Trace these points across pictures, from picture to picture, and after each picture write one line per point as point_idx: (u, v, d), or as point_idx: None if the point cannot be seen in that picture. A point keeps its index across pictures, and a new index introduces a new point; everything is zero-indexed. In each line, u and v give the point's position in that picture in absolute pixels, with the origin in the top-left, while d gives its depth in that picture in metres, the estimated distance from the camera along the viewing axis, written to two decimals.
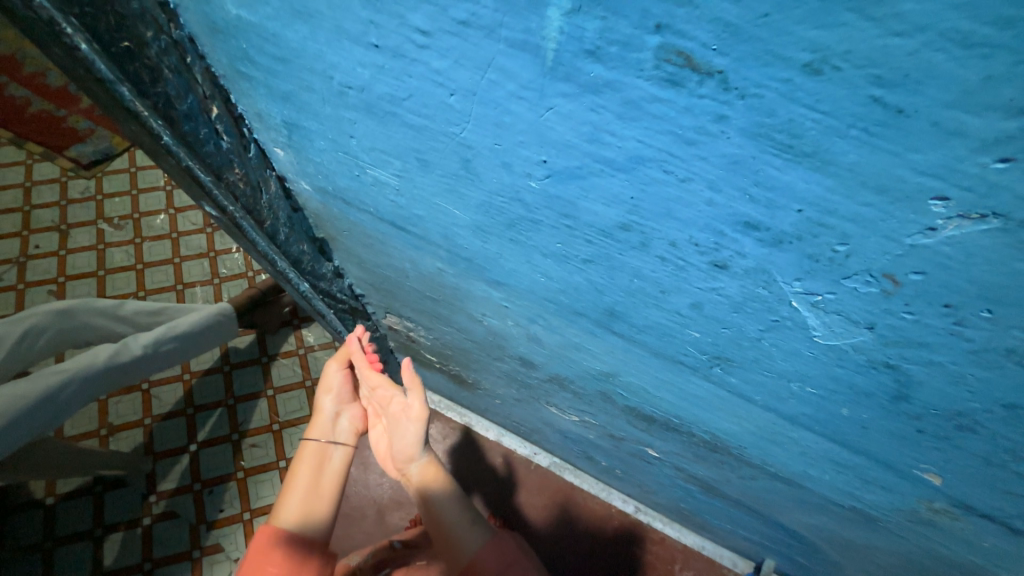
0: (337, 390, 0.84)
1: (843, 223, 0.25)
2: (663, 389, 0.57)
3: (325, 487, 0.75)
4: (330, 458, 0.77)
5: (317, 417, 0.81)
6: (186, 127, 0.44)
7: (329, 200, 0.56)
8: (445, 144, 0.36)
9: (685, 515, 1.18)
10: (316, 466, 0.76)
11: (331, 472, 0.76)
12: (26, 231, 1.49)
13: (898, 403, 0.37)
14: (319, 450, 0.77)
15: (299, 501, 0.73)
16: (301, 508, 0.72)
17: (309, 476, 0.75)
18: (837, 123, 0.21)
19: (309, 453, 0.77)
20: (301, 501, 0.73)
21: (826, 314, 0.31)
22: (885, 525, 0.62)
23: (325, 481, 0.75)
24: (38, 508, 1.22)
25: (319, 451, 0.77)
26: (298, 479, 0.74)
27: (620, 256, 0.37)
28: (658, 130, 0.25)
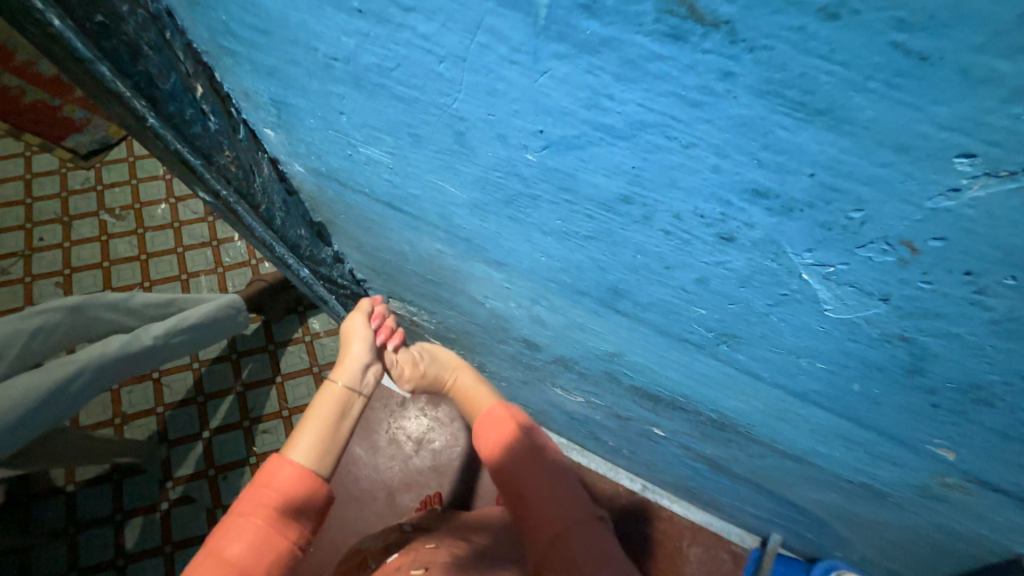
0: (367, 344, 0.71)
1: (858, 186, 0.23)
2: (669, 368, 0.56)
3: (343, 435, 0.64)
4: (354, 406, 0.66)
5: (344, 357, 0.69)
6: (170, 108, 0.44)
7: (324, 181, 0.55)
8: (437, 117, 0.34)
9: (692, 492, 1.19)
10: (338, 412, 0.64)
11: (351, 419, 0.65)
12: (30, 224, 1.49)
13: (912, 377, 0.36)
14: (342, 393, 0.65)
15: (315, 439, 0.61)
16: (316, 450, 0.61)
17: (329, 415, 0.63)
18: (854, 75, 0.19)
19: (331, 395, 0.65)
20: (315, 447, 0.61)
21: (837, 286, 0.30)
22: (894, 499, 0.62)
23: (343, 427, 0.64)
24: (60, 495, 1.25)
25: (342, 395, 0.65)
26: (316, 416, 0.63)
27: (623, 231, 0.35)
28: (659, 92, 0.24)
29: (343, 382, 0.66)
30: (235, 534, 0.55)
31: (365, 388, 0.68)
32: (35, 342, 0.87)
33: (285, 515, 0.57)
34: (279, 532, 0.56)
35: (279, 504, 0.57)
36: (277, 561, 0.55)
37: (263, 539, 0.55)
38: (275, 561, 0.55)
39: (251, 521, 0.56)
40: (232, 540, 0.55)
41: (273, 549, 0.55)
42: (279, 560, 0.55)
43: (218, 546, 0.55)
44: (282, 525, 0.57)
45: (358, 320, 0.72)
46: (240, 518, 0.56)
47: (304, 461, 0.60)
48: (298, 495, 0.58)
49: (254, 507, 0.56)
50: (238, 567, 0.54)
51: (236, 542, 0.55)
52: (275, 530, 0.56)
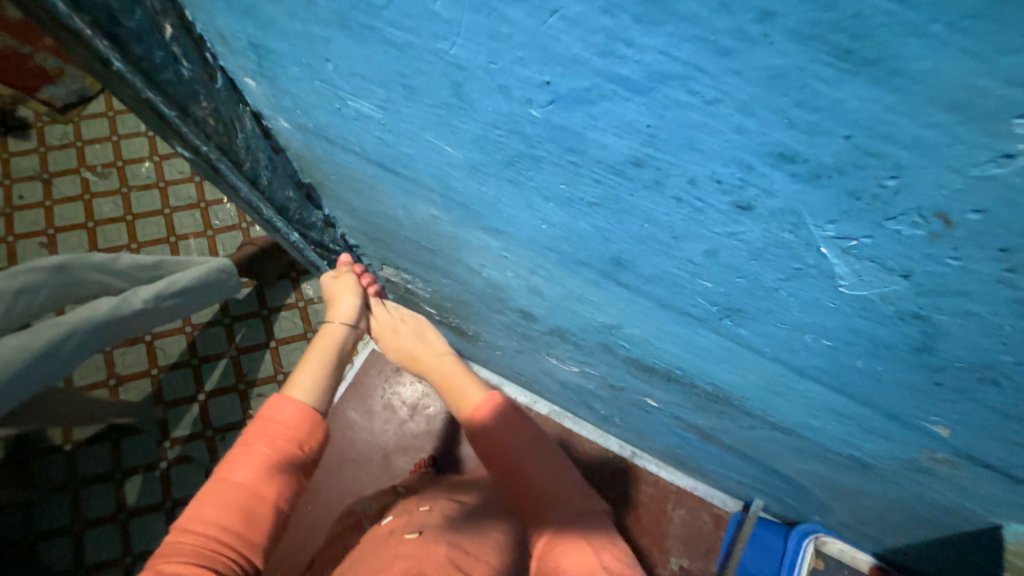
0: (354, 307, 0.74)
1: (897, 150, 0.21)
2: (667, 341, 0.55)
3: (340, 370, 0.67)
4: (345, 343, 0.70)
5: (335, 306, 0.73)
6: (137, 51, 0.39)
7: (311, 138, 0.51)
8: (432, 65, 0.31)
9: (680, 459, 1.22)
10: (334, 349, 0.68)
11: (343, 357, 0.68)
12: (8, 181, 1.42)
13: (920, 356, 0.35)
14: (337, 332, 0.70)
15: (314, 375, 0.63)
16: (317, 385, 0.63)
17: (326, 352, 0.67)
18: (914, 17, 0.17)
19: (327, 335, 0.69)
20: (316, 379, 0.63)
21: (856, 261, 0.28)
22: (880, 472, 0.63)
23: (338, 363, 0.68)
24: (58, 454, 1.26)
25: (338, 335, 0.70)
26: (314, 353, 0.66)
27: (631, 197, 0.33)
28: (684, 36, 0.21)
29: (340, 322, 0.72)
30: (244, 462, 0.56)
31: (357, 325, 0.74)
32: (22, 302, 0.86)
33: (291, 444, 0.58)
34: (284, 460, 0.57)
35: (285, 437, 0.58)
36: (285, 487, 0.57)
37: (271, 466, 0.56)
38: (282, 488, 0.56)
39: (257, 449, 0.57)
40: (241, 467, 0.56)
41: (281, 474, 0.57)
42: (286, 486, 0.57)
43: (225, 475, 0.55)
44: (289, 453, 0.58)
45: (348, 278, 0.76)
46: (247, 448, 0.57)
47: (305, 395, 0.61)
48: (302, 430, 0.59)
49: (261, 437, 0.57)
50: (249, 490, 0.55)
51: (245, 468, 0.56)
52: (283, 458, 0.57)
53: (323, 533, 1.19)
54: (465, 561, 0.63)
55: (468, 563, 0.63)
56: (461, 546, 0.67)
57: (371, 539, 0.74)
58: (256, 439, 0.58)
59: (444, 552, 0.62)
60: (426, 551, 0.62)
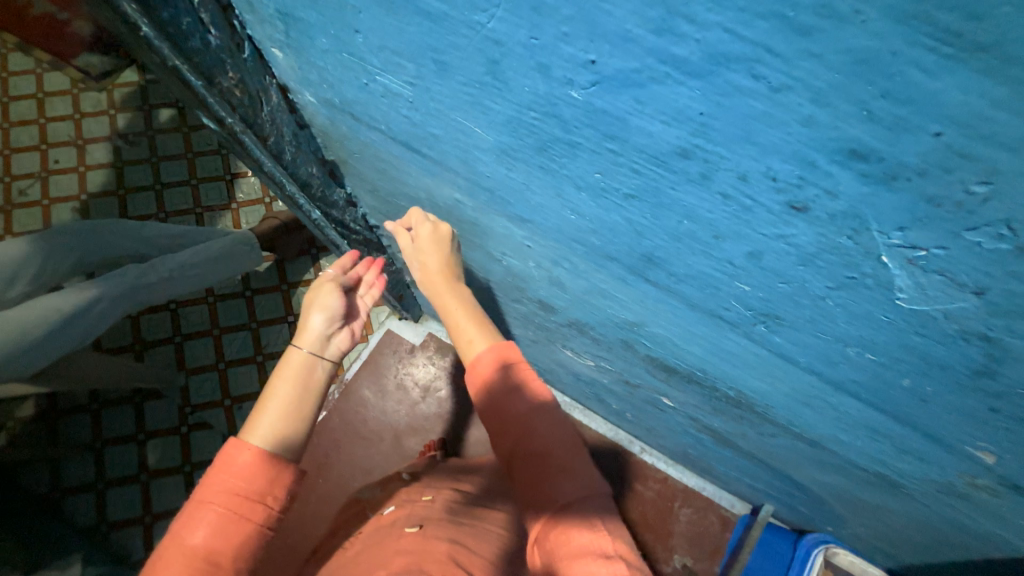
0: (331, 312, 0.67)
1: (995, 153, 0.19)
2: (693, 343, 0.53)
3: (310, 406, 0.62)
4: (317, 375, 0.63)
5: (306, 327, 0.66)
6: (164, 14, 0.37)
7: (337, 114, 0.50)
8: (468, 40, 0.29)
9: (690, 458, 1.20)
10: (301, 381, 0.62)
11: (315, 392, 0.62)
12: (45, 145, 1.45)
13: (977, 379, 0.32)
14: (308, 363, 0.63)
15: (278, 416, 0.59)
16: (278, 428, 0.58)
17: (294, 390, 0.61)
18: None
19: (292, 365, 0.62)
20: (281, 416, 0.59)
21: (922, 274, 0.26)
22: (906, 491, 0.60)
23: (310, 399, 0.62)
24: (85, 412, 1.31)
25: (308, 365, 0.63)
26: (278, 392, 0.60)
27: (672, 191, 0.31)
28: (759, 12, 0.18)
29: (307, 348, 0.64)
30: (196, 522, 0.52)
31: (331, 353, 0.66)
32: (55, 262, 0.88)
33: (250, 498, 0.54)
34: (243, 516, 0.53)
35: (242, 486, 0.54)
36: (246, 545, 0.53)
37: (228, 524, 0.53)
38: (241, 546, 0.53)
39: (211, 507, 0.53)
40: (194, 528, 0.52)
41: (239, 533, 0.53)
42: (248, 544, 0.53)
43: (179, 535, 0.52)
44: (246, 508, 0.54)
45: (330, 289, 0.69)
46: (201, 505, 0.53)
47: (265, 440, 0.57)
48: (258, 480, 0.55)
49: (217, 494, 0.53)
50: (205, 554, 0.51)
51: (198, 529, 0.52)
52: (240, 513, 0.53)
53: (334, 507, 1.23)
54: (466, 558, 0.62)
55: (470, 561, 0.62)
56: (462, 542, 0.66)
57: (377, 527, 0.75)
58: (212, 493, 0.53)
59: (445, 548, 0.62)
60: (426, 547, 0.61)
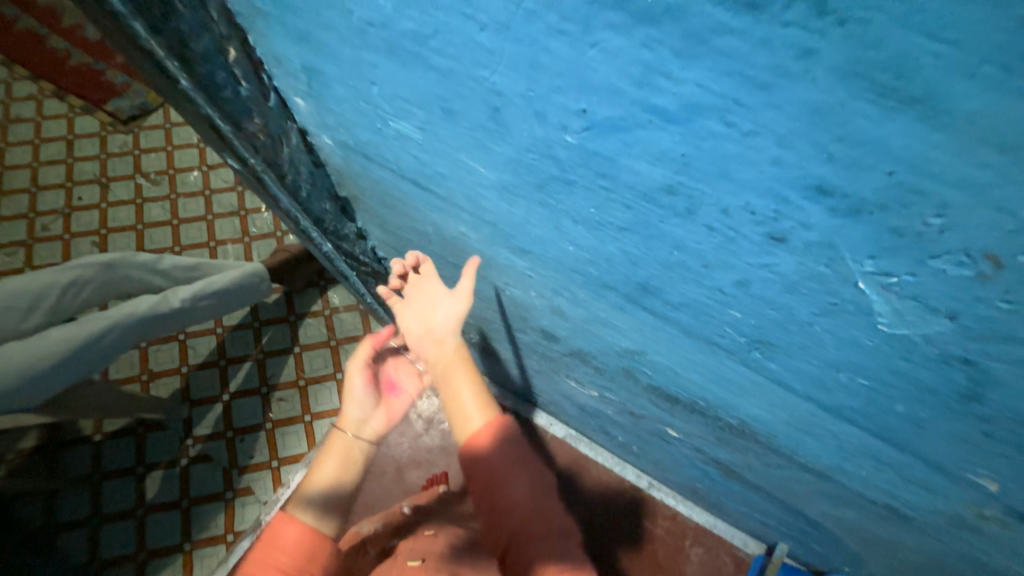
0: (365, 396, 0.71)
1: (944, 190, 0.21)
2: (693, 371, 0.54)
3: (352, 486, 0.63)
4: (356, 456, 0.64)
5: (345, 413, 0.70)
6: (202, 70, 0.43)
7: (350, 154, 0.53)
8: (472, 91, 0.32)
9: (700, 494, 1.17)
10: (340, 459, 0.64)
11: (356, 470, 0.64)
12: (70, 183, 1.52)
13: (967, 404, 0.33)
14: (347, 442, 0.65)
15: (322, 493, 0.60)
16: (322, 505, 0.60)
17: (338, 468, 0.63)
18: (963, 58, 0.16)
19: (334, 446, 0.65)
20: (322, 493, 0.60)
21: (898, 299, 0.27)
22: (919, 525, 0.59)
23: (351, 474, 0.63)
24: (87, 444, 1.31)
25: (347, 445, 0.65)
26: (323, 470, 0.62)
27: (662, 224, 0.33)
28: (724, 70, 0.21)
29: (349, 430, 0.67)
30: None
31: (369, 434, 0.68)
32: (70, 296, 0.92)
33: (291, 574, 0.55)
34: None
35: (287, 562, 0.55)
36: None
37: None
38: None
39: None
40: None
41: None
42: None
43: None
44: None
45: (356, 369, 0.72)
46: None
47: (309, 516, 0.59)
48: (301, 557, 0.56)
49: (263, 568, 0.55)
50: None
51: None
52: None
53: None
54: None
55: None
56: None
57: None
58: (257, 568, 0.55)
59: None
60: None
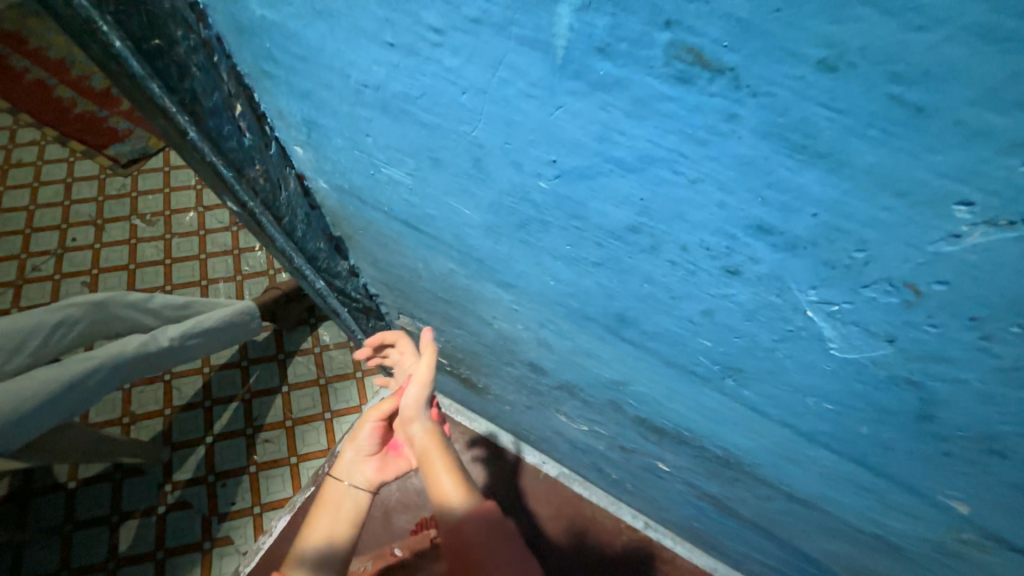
0: (364, 446, 0.69)
1: (860, 228, 0.24)
2: (675, 400, 0.56)
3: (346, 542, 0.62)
4: (349, 508, 0.64)
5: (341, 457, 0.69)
6: (211, 123, 0.46)
7: (346, 197, 0.57)
8: (457, 143, 0.36)
9: (697, 533, 1.14)
10: (333, 511, 0.64)
11: (351, 525, 0.63)
12: (65, 225, 1.54)
13: (922, 423, 0.35)
14: (341, 494, 0.65)
15: (313, 552, 0.60)
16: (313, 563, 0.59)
17: (329, 522, 0.62)
18: (852, 123, 0.20)
19: (328, 495, 0.65)
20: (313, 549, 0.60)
21: (843, 325, 0.30)
22: (908, 555, 0.59)
23: (345, 527, 0.63)
24: (60, 492, 1.26)
25: (340, 497, 0.64)
26: (316, 525, 0.63)
27: (631, 259, 0.36)
28: (668, 129, 0.25)
29: (345, 478, 0.66)
30: None
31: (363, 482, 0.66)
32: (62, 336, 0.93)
33: None
34: None
35: None
36: None
37: None
38: None
39: None
40: None
41: None
42: None
43: None
44: None
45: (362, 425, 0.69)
46: None
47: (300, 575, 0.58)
48: None
49: None
50: None
51: None
52: None
53: None
54: None
55: None
56: None
57: None
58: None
59: None
60: None
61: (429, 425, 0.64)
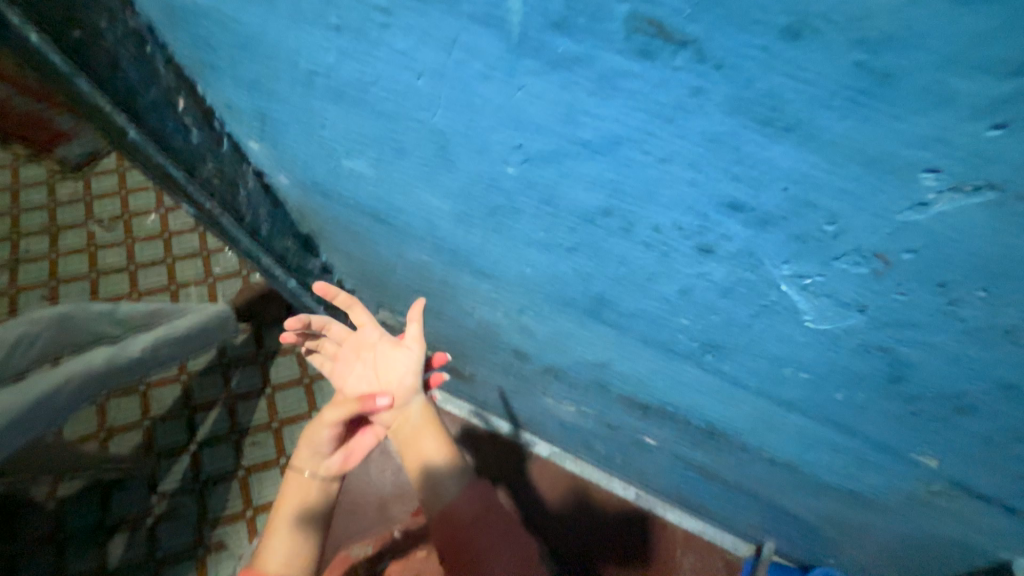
0: (321, 446, 0.61)
1: (830, 201, 0.24)
2: (657, 377, 0.56)
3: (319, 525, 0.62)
4: (318, 497, 0.62)
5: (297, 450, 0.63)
6: (151, 121, 0.43)
7: (310, 193, 0.54)
8: (418, 130, 0.34)
9: (687, 500, 1.18)
10: (301, 501, 0.61)
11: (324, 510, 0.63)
12: (16, 235, 1.46)
13: (893, 386, 0.36)
14: (305, 485, 0.62)
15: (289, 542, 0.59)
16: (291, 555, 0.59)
17: (296, 513, 0.61)
18: (820, 93, 0.19)
19: (293, 487, 0.62)
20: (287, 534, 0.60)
21: (816, 297, 0.30)
22: (882, 506, 0.62)
23: (318, 509, 0.62)
24: (41, 512, 1.22)
25: (305, 488, 0.62)
26: (283, 517, 0.61)
27: (605, 243, 0.35)
28: (633, 107, 0.24)
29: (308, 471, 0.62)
30: None
31: (326, 474, 0.62)
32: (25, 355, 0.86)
33: None
34: None
35: None
36: None
37: None
38: None
39: None
40: None
41: None
42: None
43: None
44: None
45: (320, 425, 0.61)
46: None
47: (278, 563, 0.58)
48: None
49: None
50: None
51: None
52: None
53: None
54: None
55: None
56: None
57: None
58: None
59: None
60: None
61: (421, 405, 0.64)
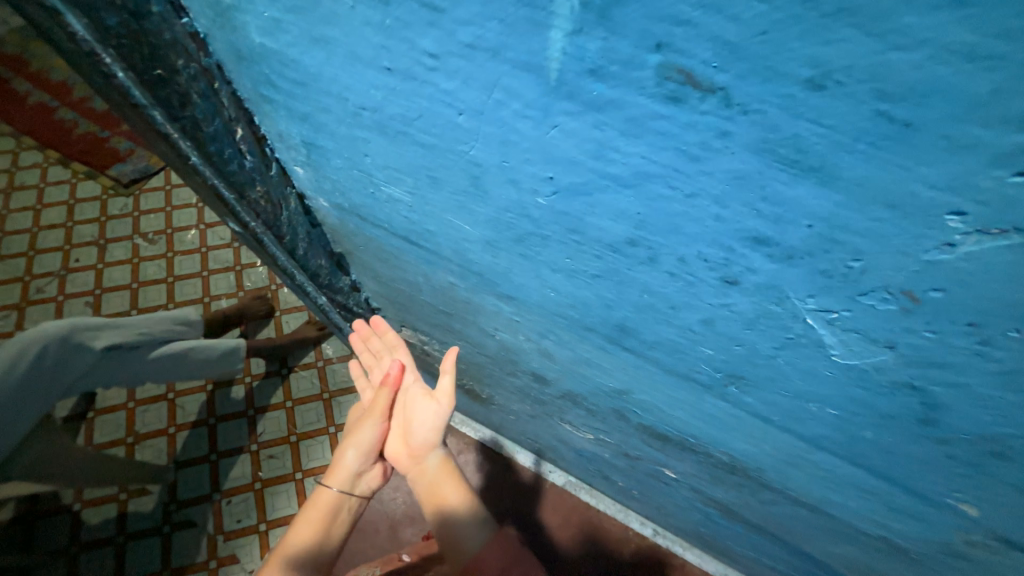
0: (365, 448, 0.71)
1: (855, 239, 0.24)
2: (677, 407, 0.55)
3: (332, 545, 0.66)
4: (343, 516, 0.68)
5: (342, 458, 0.70)
6: (211, 148, 0.47)
7: (346, 216, 0.58)
8: (454, 161, 0.37)
9: (707, 540, 1.13)
10: (326, 520, 0.66)
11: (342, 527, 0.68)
12: (68, 245, 1.55)
13: (925, 428, 0.35)
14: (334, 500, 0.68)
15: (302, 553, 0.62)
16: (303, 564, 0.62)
17: (317, 529, 0.65)
18: (842, 138, 0.21)
19: (324, 504, 0.67)
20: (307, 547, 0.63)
21: (842, 331, 0.30)
22: (916, 557, 0.58)
23: (337, 531, 0.67)
24: (65, 513, 1.25)
25: (335, 502, 0.68)
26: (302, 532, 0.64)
27: (629, 271, 0.36)
28: (661, 146, 0.25)
29: (338, 486, 0.69)
30: None
31: (361, 489, 0.70)
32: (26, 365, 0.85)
33: None
34: None
35: None
36: None
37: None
38: None
39: None
40: None
41: None
42: None
43: None
44: None
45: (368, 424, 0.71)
46: None
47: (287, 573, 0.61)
48: None
49: None
50: None
51: None
52: None
53: None
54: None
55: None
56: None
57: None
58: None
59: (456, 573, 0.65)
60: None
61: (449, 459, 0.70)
